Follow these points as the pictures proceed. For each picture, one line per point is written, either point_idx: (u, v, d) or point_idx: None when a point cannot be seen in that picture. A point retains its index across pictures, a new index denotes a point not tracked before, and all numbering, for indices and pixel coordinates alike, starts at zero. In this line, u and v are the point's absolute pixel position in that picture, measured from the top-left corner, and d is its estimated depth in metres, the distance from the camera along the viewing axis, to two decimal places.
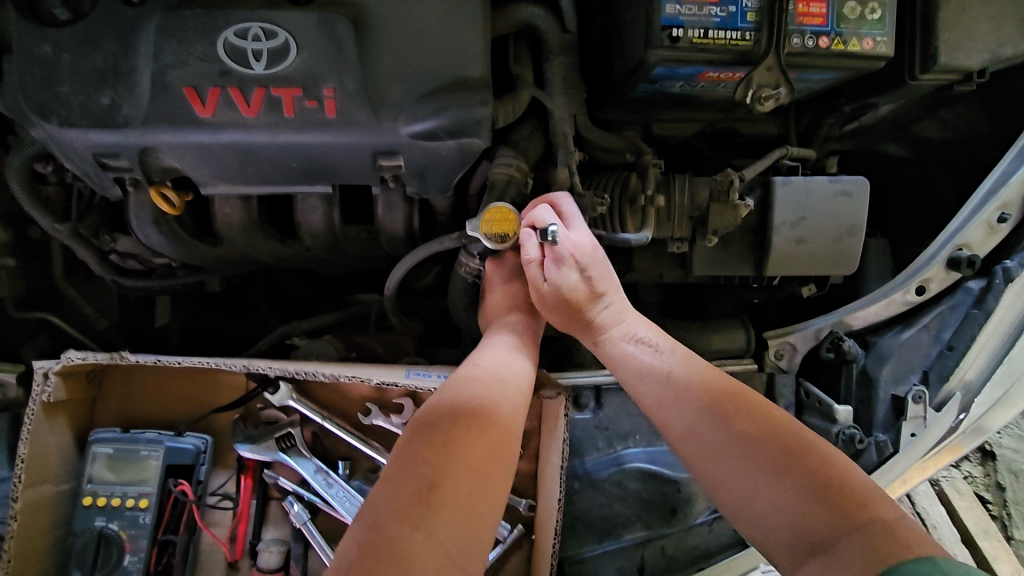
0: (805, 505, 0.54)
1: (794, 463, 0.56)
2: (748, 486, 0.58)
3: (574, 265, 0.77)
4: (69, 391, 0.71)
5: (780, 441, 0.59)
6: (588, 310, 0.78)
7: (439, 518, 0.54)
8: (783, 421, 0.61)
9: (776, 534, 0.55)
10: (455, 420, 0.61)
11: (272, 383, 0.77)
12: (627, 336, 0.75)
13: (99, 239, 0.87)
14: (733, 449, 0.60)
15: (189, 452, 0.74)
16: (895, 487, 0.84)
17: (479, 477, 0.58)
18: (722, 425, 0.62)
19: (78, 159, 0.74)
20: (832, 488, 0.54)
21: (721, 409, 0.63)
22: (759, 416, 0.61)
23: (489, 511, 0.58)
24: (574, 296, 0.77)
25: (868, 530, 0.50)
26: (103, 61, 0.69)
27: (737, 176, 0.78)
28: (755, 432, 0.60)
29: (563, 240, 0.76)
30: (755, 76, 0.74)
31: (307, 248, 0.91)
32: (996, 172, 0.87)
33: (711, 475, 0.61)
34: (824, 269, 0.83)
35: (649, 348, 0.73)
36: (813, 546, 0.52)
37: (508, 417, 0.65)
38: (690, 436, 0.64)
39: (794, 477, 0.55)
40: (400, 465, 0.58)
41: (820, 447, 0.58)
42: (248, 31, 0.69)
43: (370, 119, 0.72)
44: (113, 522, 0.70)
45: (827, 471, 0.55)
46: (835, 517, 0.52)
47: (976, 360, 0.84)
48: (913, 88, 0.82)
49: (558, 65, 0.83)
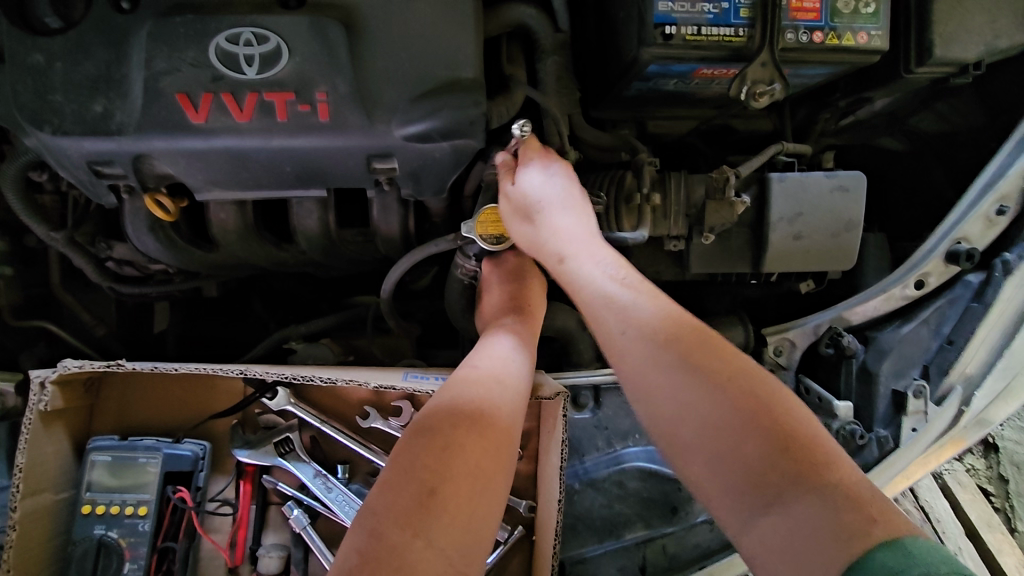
0: (765, 460, 0.52)
1: (760, 418, 0.54)
2: (706, 435, 0.56)
3: (541, 171, 0.77)
4: (66, 400, 0.70)
5: (747, 394, 0.56)
6: (555, 218, 0.76)
7: (439, 522, 0.54)
8: (753, 374, 0.58)
9: (731, 488, 0.53)
10: (454, 423, 0.61)
11: (270, 387, 0.77)
12: (591, 257, 0.72)
13: (96, 246, 0.87)
14: (697, 394, 0.58)
15: (187, 459, 0.74)
16: (899, 480, 0.87)
17: (476, 481, 0.58)
18: (685, 369, 0.59)
19: (72, 167, 0.74)
20: (797, 449, 0.52)
21: (686, 353, 0.60)
22: (728, 365, 0.59)
23: (488, 515, 0.58)
24: (541, 198, 0.76)
25: (829, 493, 0.49)
26: (96, 69, 0.69)
27: (733, 173, 0.78)
28: (723, 382, 0.57)
29: (535, 150, 0.79)
30: (749, 71, 0.73)
31: (303, 252, 0.91)
32: (993, 164, 0.86)
33: (670, 419, 0.59)
34: (823, 264, 0.83)
35: (614, 278, 0.69)
36: (768, 502, 0.51)
37: (505, 416, 0.65)
38: (651, 378, 0.61)
39: (758, 430, 0.53)
40: (400, 471, 0.58)
41: (787, 405, 0.56)
42: (239, 36, 0.69)
43: (363, 121, 0.72)
44: (112, 530, 0.70)
45: (791, 430, 0.53)
46: (797, 477, 0.50)
47: (977, 354, 0.84)
48: (909, 81, 0.82)
49: (551, 65, 0.83)
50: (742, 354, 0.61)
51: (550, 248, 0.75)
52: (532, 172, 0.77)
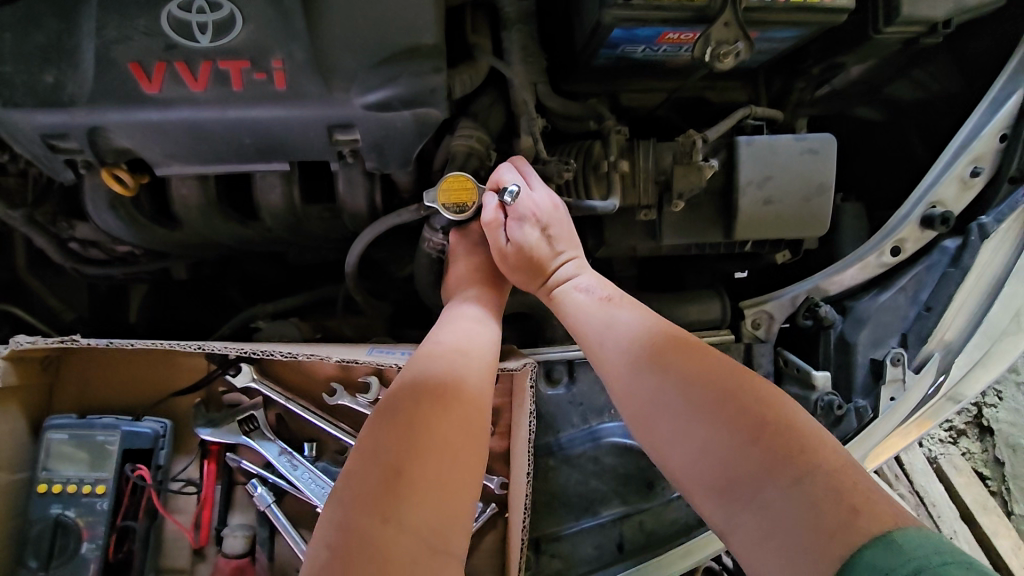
0: (743, 456, 0.52)
1: (738, 413, 0.55)
2: (686, 435, 0.57)
3: (536, 224, 0.77)
4: (21, 376, 0.69)
5: (726, 390, 0.57)
6: (552, 269, 0.78)
7: (410, 502, 0.53)
8: (731, 371, 0.59)
9: (712, 484, 0.54)
10: (417, 399, 0.60)
11: (234, 364, 0.76)
12: (582, 288, 0.74)
13: (57, 225, 0.86)
14: (676, 400, 0.59)
15: (147, 437, 0.72)
16: (880, 454, 0.85)
17: (446, 458, 0.57)
18: (664, 372, 0.61)
19: (26, 141, 0.73)
20: (776, 442, 0.52)
21: (665, 359, 0.61)
22: (707, 367, 0.59)
23: (463, 489, 0.57)
24: (538, 254, 0.77)
25: (808, 482, 0.49)
26: (46, 39, 0.68)
27: (700, 136, 0.76)
28: (703, 383, 0.58)
29: (525, 200, 0.76)
30: (712, 33, 0.71)
31: (269, 229, 0.89)
32: (969, 124, 0.85)
33: (653, 423, 0.60)
34: (796, 231, 0.81)
35: (600, 300, 0.71)
36: (749, 498, 0.51)
37: (476, 389, 0.64)
38: (632, 388, 0.63)
39: (736, 428, 0.54)
40: (364, 454, 0.56)
41: (766, 396, 0.56)
42: (192, 4, 0.68)
43: (321, 90, 0.71)
44: (69, 509, 0.69)
45: (771, 421, 0.54)
46: (778, 471, 0.50)
47: (954, 320, 0.83)
48: (880, 43, 0.81)
49: (516, 34, 0.82)
50: (720, 354, 0.62)
51: (547, 296, 0.78)
52: (524, 226, 0.77)
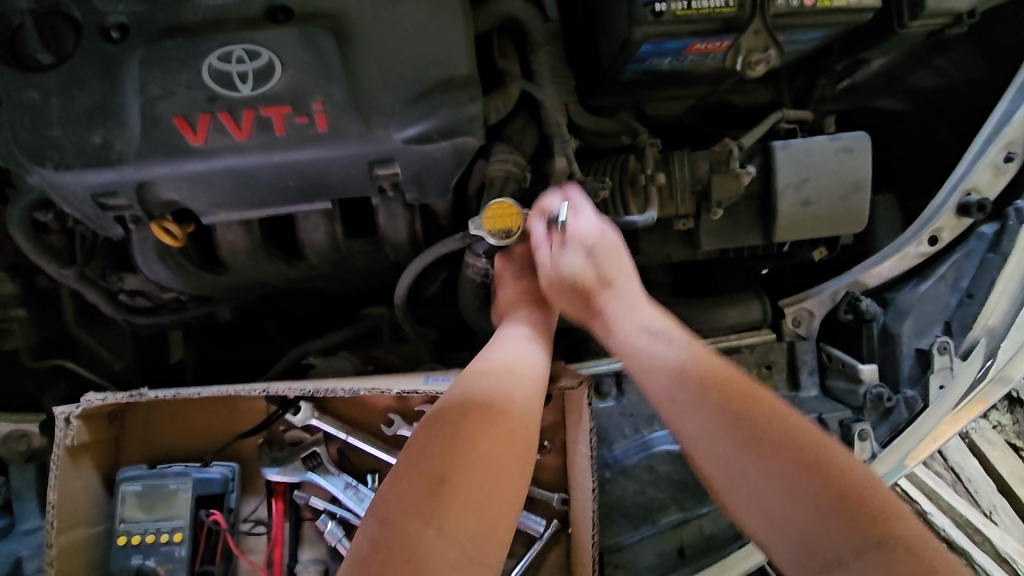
0: (822, 523, 0.51)
1: (815, 476, 0.53)
2: (758, 490, 0.55)
3: (580, 248, 0.75)
4: (91, 434, 0.70)
5: (801, 449, 0.55)
6: (599, 294, 0.75)
7: (450, 510, 0.53)
8: (805, 429, 0.57)
9: (788, 546, 0.52)
10: (464, 412, 0.60)
11: (293, 403, 0.77)
12: (632, 318, 0.72)
13: (107, 279, 0.88)
14: (750, 458, 0.56)
15: (217, 481, 0.73)
16: (927, 442, 0.80)
17: (490, 476, 0.56)
18: (734, 422, 0.58)
19: (76, 202, 0.74)
20: (856, 510, 0.50)
21: (735, 407, 0.59)
22: (779, 420, 0.57)
23: (506, 503, 0.57)
24: (583, 279, 0.76)
25: (890, 555, 0.47)
26: (91, 100, 0.69)
27: (735, 144, 0.78)
28: (776, 438, 0.56)
29: (569, 224, 0.76)
30: (743, 41, 0.73)
31: (313, 267, 0.90)
32: (998, 111, 0.86)
33: (720, 472, 0.58)
34: (835, 229, 0.82)
35: (658, 339, 0.68)
36: (827, 564, 0.50)
37: (523, 408, 0.63)
38: (696, 431, 0.60)
39: (814, 493, 0.52)
40: (410, 460, 0.57)
41: (840, 457, 0.54)
42: (231, 54, 0.69)
43: (361, 128, 0.71)
44: (149, 559, 0.70)
45: (849, 487, 0.52)
46: (859, 542, 0.49)
47: (998, 304, 0.81)
48: (904, 36, 0.81)
49: (544, 55, 0.83)
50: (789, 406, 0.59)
51: (597, 322, 0.76)
52: (571, 251, 0.76)
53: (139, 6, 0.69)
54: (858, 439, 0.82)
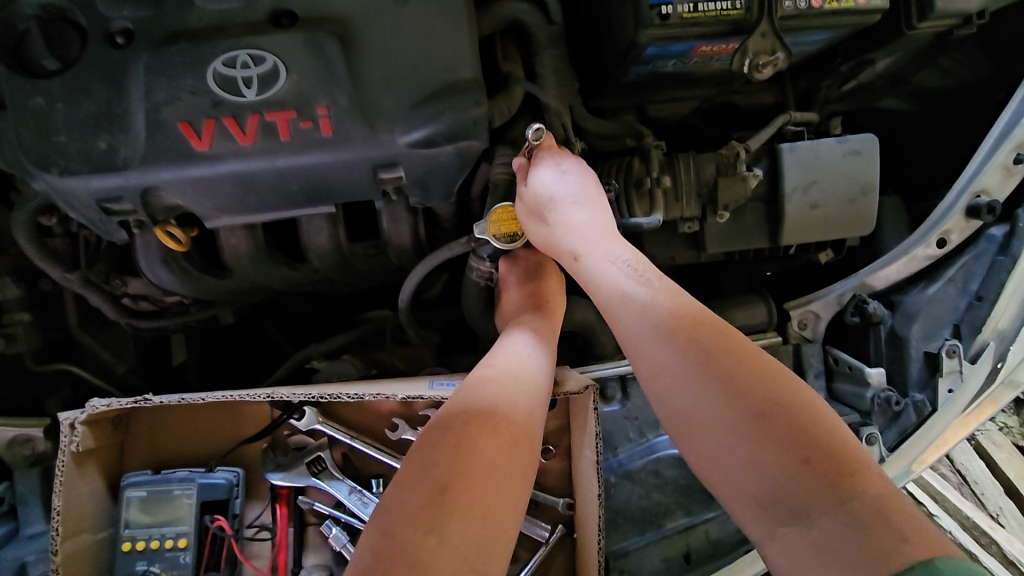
0: (790, 472, 0.50)
1: (784, 425, 0.52)
2: (725, 439, 0.54)
3: (555, 168, 0.75)
4: (96, 439, 0.69)
5: (772, 400, 0.54)
6: (569, 216, 0.74)
7: (454, 519, 0.52)
8: (780, 380, 0.56)
9: (754, 495, 0.52)
10: (466, 419, 0.60)
11: (297, 408, 0.76)
12: (604, 251, 0.70)
13: (111, 283, 0.88)
14: (722, 402, 0.55)
15: (222, 487, 0.73)
16: (937, 447, 0.83)
17: (492, 481, 0.56)
18: (705, 369, 0.57)
19: (82, 207, 0.74)
20: (827, 464, 0.50)
21: (707, 354, 0.58)
22: (751, 369, 0.56)
23: (508, 510, 0.56)
24: (555, 198, 0.74)
25: (855, 507, 0.47)
26: (97, 106, 0.69)
27: (743, 147, 0.78)
28: (746, 387, 0.55)
29: (545, 147, 0.77)
30: (750, 44, 0.72)
31: (317, 270, 0.90)
32: (1008, 114, 0.85)
33: (688, 422, 0.57)
34: (843, 231, 0.81)
35: (632, 276, 0.66)
36: (792, 512, 0.49)
37: (524, 415, 0.63)
38: (665, 377, 0.59)
39: (781, 442, 0.51)
40: (413, 469, 0.57)
41: (810, 408, 0.54)
42: (236, 59, 0.69)
43: (366, 133, 0.71)
44: (154, 565, 0.70)
45: (817, 437, 0.51)
46: (825, 492, 0.48)
47: (1007, 310, 0.81)
48: (912, 38, 0.81)
49: (548, 58, 0.83)
50: (766, 354, 0.59)
51: (565, 247, 0.74)
52: (544, 169, 0.75)
53: (144, 11, 0.69)
54: (866, 443, 0.82)
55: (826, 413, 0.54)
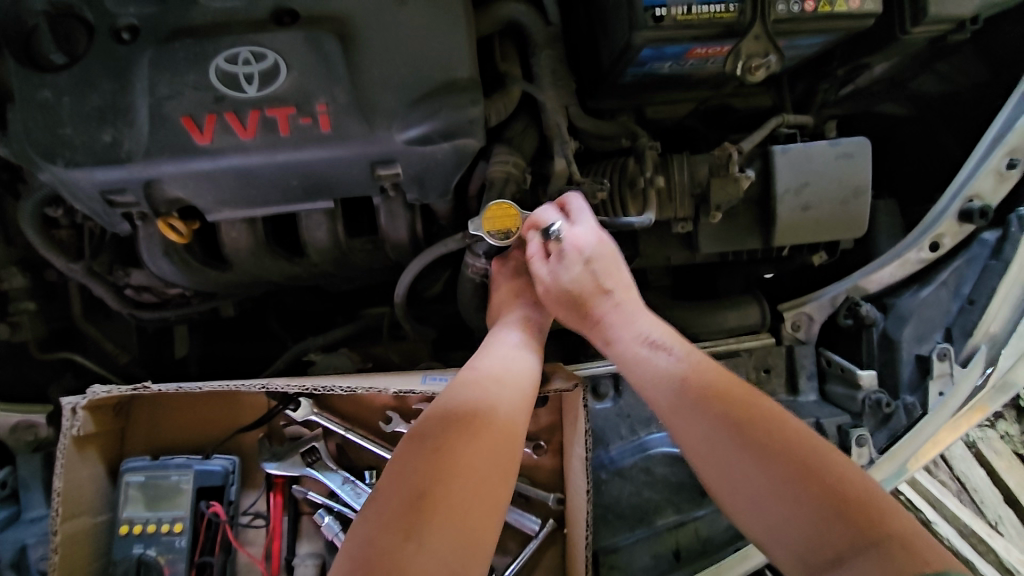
0: (820, 520, 0.51)
1: (806, 472, 0.54)
2: (753, 492, 0.56)
3: (578, 258, 0.76)
4: (97, 424, 0.71)
5: (792, 449, 0.56)
6: (597, 303, 0.76)
7: (430, 523, 0.53)
8: (798, 430, 0.58)
9: (789, 547, 0.53)
10: (444, 426, 0.60)
11: (293, 399, 0.78)
12: (634, 329, 0.73)
13: (114, 274, 0.90)
14: (747, 456, 0.57)
15: (218, 474, 0.74)
16: (927, 450, 0.80)
17: (473, 484, 0.57)
18: (730, 426, 0.60)
19: (86, 198, 0.76)
20: (851, 509, 0.51)
21: (729, 411, 0.61)
22: (772, 423, 0.59)
23: (489, 514, 0.57)
24: (579, 289, 0.77)
25: (883, 546, 0.48)
26: (102, 100, 0.71)
27: (735, 148, 0.77)
28: (767, 439, 0.57)
29: (567, 235, 0.77)
30: (742, 47, 0.74)
31: (315, 264, 0.92)
32: (1001, 119, 0.86)
33: (720, 480, 0.59)
34: (835, 233, 0.82)
35: (659, 348, 0.69)
36: (827, 560, 0.50)
37: (508, 416, 0.64)
38: (696, 440, 0.62)
39: (806, 490, 0.53)
40: (394, 475, 0.57)
41: (828, 453, 0.56)
42: (238, 56, 0.70)
43: (364, 129, 0.73)
44: (150, 548, 0.71)
45: (838, 481, 0.53)
46: (852, 534, 0.50)
47: (1000, 311, 0.81)
48: (907, 42, 0.81)
49: (545, 59, 0.84)
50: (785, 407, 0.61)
51: (596, 333, 0.76)
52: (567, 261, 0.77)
53: (149, 8, 0.71)
54: (856, 445, 0.82)
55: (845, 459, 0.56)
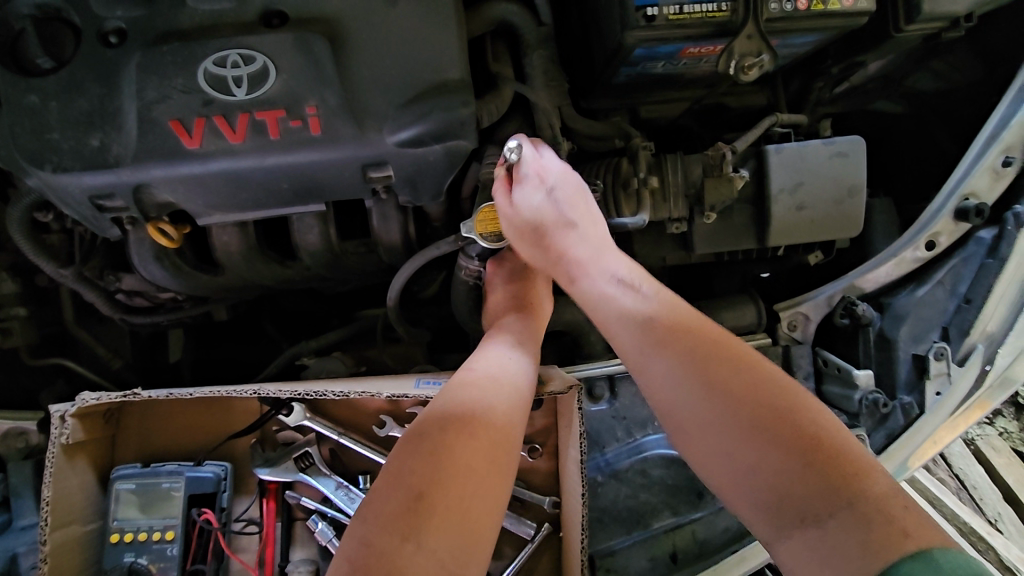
0: (794, 478, 0.51)
1: (780, 426, 0.53)
2: (725, 446, 0.55)
3: (540, 186, 0.74)
4: (87, 432, 0.70)
5: (766, 403, 0.55)
6: (560, 237, 0.74)
7: (430, 525, 0.53)
8: (771, 379, 0.57)
9: (759, 502, 0.52)
10: (443, 427, 0.60)
11: (285, 404, 0.77)
12: (600, 268, 0.70)
13: (104, 278, 0.88)
14: (721, 409, 0.56)
15: (210, 481, 0.73)
16: (927, 448, 0.83)
17: (471, 483, 0.57)
18: (702, 377, 0.58)
19: (75, 203, 0.75)
20: (829, 465, 0.50)
21: (702, 361, 0.59)
22: (745, 374, 0.57)
23: (487, 513, 0.57)
24: (542, 220, 0.74)
25: (858, 507, 0.48)
26: (90, 104, 0.70)
27: (729, 148, 0.77)
28: (740, 391, 0.56)
29: (530, 165, 0.75)
30: (735, 46, 0.73)
31: (308, 268, 0.91)
32: (998, 115, 0.85)
33: (690, 433, 0.58)
34: (830, 233, 0.82)
35: (627, 289, 0.67)
36: (799, 517, 0.50)
37: (509, 417, 0.64)
38: (667, 392, 0.60)
39: (779, 445, 0.52)
40: (392, 477, 0.57)
41: (803, 406, 0.55)
42: (226, 59, 0.70)
43: (355, 132, 0.72)
44: (142, 556, 0.71)
45: (813, 437, 0.52)
46: (827, 493, 0.49)
47: (997, 311, 0.81)
48: (901, 40, 0.81)
49: (537, 60, 0.84)
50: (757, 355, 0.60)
51: (561, 269, 0.74)
52: (531, 190, 0.74)
53: (136, 11, 0.70)
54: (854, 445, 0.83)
55: (821, 411, 0.55)
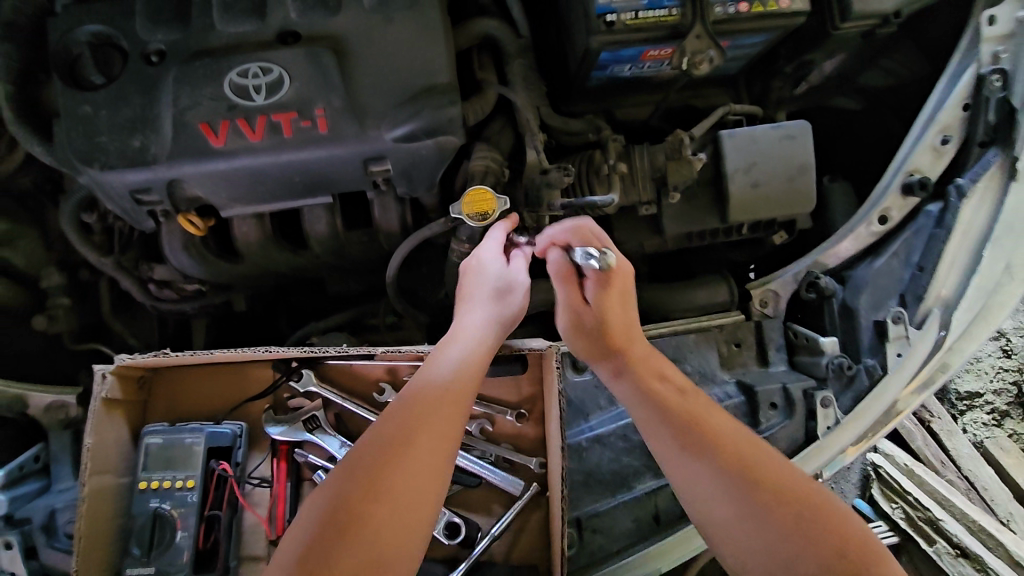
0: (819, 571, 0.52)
1: (805, 524, 0.54)
2: (751, 541, 0.55)
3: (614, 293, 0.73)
4: (123, 391, 0.79)
5: (791, 496, 0.56)
6: (620, 338, 0.72)
7: (350, 545, 0.51)
8: (793, 474, 0.58)
9: None
10: (389, 443, 0.57)
11: (296, 371, 0.86)
12: (646, 368, 0.71)
13: (139, 268, 1.00)
14: (747, 503, 0.56)
15: (227, 436, 0.81)
16: (891, 408, 0.89)
17: (404, 503, 0.54)
18: (727, 472, 0.59)
19: (117, 197, 0.87)
20: (849, 556, 0.52)
21: (725, 455, 0.60)
22: (768, 470, 0.58)
23: (415, 536, 0.54)
24: (612, 324, 0.73)
25: None
26: (133, 112, 0.83)
27: (687, 134, 0.86)
28: (763, 486, 0.57)
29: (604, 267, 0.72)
30: (686, 44, 0.82)
31: (317, 255, 1.02)
32: (934, 99, 0.94)
33: (716, 524, 0.58)
34: (787, 209, 0.90)
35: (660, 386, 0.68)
36: None
37: (447, 430, 0.60)
38: (693, 483, 0.60)
39: (803, 540, 0.53)
40: (326, 491, 0.55)
41: (824, 503, 0.56)
42: (248, 70, 0.82)
43: (357, 129, 0.83)
44: (165, 503, 0.78)
45: (837, 534, 0.53)
46: None
47: (949, 276, 0.88)
48: (839, 38, 0.91)
49: (517, 66, 0.95)
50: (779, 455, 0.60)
51: (608, 361, 0.73)
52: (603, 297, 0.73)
53: (174, 35, 0.83)
54: (821, 406, 0.88)
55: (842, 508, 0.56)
